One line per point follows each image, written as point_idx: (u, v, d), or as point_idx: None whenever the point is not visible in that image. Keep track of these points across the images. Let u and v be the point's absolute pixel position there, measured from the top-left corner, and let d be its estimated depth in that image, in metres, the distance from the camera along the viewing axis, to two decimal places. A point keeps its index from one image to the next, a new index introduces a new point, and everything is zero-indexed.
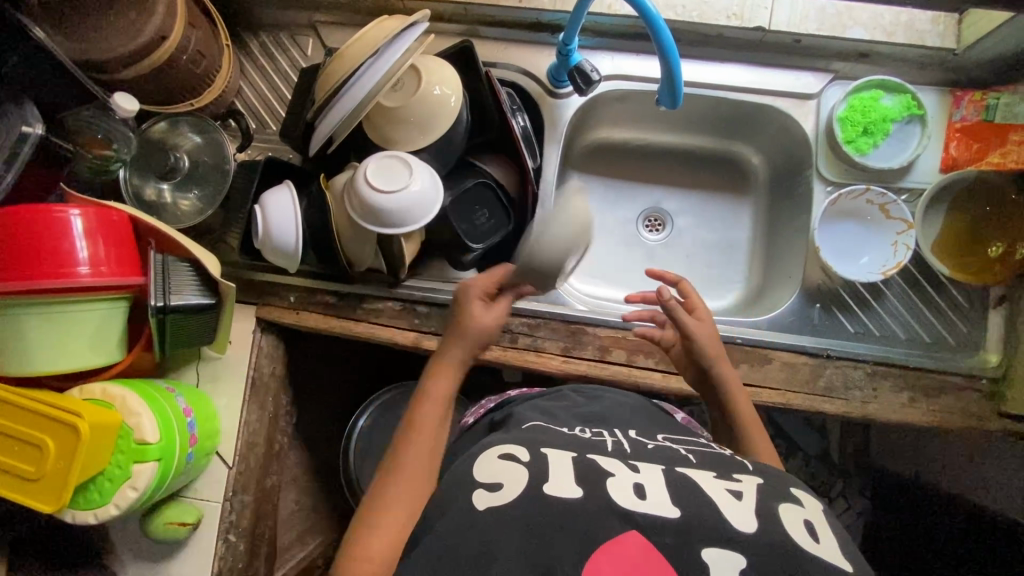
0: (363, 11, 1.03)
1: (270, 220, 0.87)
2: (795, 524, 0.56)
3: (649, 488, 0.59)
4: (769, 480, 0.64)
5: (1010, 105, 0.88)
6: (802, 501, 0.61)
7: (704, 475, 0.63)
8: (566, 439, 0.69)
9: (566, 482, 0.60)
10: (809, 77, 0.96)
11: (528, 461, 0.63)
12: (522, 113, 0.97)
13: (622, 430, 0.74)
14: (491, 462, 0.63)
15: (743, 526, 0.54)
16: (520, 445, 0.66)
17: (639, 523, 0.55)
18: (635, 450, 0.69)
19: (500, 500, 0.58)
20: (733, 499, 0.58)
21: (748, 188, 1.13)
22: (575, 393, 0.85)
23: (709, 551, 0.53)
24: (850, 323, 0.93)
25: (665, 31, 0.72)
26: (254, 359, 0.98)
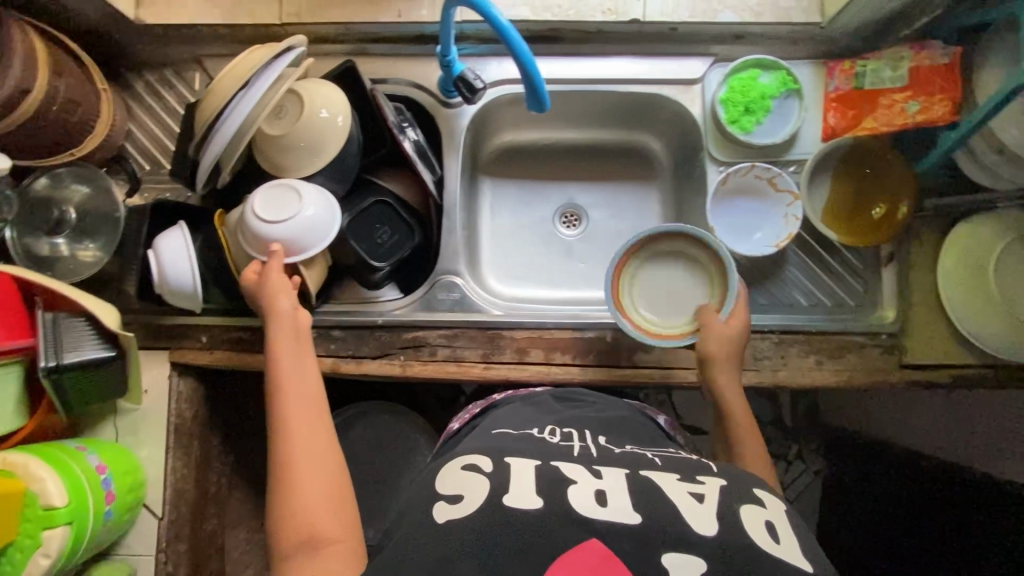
0: (245, 40, 1.01)
1: (163, 264, 0.86)
2: (755, 526, 0.56)
3: (611, 494, 0.58)
4: (731, 480, 0.63)
5: (877, 71, 0.91)
6: (765, 503, 0.60)
7: (666, 477, 0.62)
8: (536, 447, 0.69)
9: (527, 490, 0.59)
10: (692, 63, 0.98)
11: (490, 471, 0.62)
12: (413, 127, 0.97)
13: (592, 434, 0.74)
14: (455, 476, 0.63)
15: (702, 530, 0.54)
16: (483, 455, 0.67)
17: (598, 531, 0.54)
18: (600, 454, 0.69)
19: (457, 511, 0.58)
20: (694, 502, 0.57)
21: (654, 175, 1.15)
22: (553, 398, 0.86)
23: (666, 557, 0.52)
24: (755, 296, 0.97)
25: (517, 40, 0.72)
26: (173, 404, 0.96)
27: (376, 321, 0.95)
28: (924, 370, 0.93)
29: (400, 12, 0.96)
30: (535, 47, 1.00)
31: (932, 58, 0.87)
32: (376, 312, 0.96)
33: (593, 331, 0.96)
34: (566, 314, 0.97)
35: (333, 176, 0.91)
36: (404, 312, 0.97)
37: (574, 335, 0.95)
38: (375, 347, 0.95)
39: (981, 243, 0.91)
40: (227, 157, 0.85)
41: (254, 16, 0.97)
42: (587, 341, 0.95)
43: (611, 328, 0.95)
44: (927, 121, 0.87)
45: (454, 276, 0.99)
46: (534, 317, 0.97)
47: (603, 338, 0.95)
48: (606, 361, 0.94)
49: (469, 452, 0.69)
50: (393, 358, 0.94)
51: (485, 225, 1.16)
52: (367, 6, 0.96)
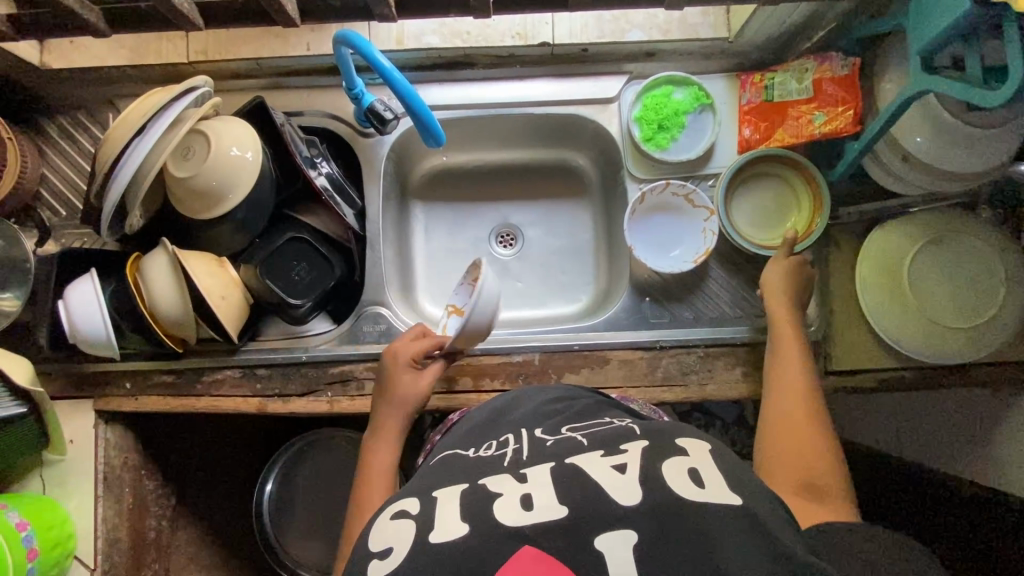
0: (158, 79, 1.00)
1: (73, 316, 0.85)
2: (679, 478, 0.54)
3: (536, 493, 0.54)
4: (653, 439, 0.60)
5: (783, 83, 0.92)
6: (688, 449, 0.58)
7: (591, 457, 0.58)
8: (463, 468, 0.62)
9: (451, 520, 0.54)
10: (607, 82, 0.99)
11: (417, 512, 0.56)
12: (327, 160, 0.97)
13: (527, 431, 0.67)
14: (384, 528, 0.57)
15: (625, 500, 0.52)
16: (411, 496, 0.60)
17: (529, 534, 0.51)
18: (532, 454, 0.62)
19: (387, 567, 0.52)
20: (617, 475, 0.54)
21: (585, 191, 1.15)
22: (500, 398, 0.79)
23: (601, 539, 0.50)
24: (681, 310, 0.97)
25: (399, 79, 0.73)
26: (100, 452, 0.95)
27: (302, 358, 0.95)
28: (850, 376, 0.93)
29: (309, 44, 0.96)
30: (449, 72, 1.00)
31: (834, 70, 0.88)
32: (303, 349, 0.96)
33: (522, 355, 0.95)
34: (494, 339, 0.97)
35: (249, 214, 0.91)
36: (331, 346, 0.96)
37: (503, 360, 0.95)
38: (302, 383, 0.94)
39: (897, 246, 0.92)
40: (132, 201, 0.84)
41: (163, 56, 0.97)
42: (515, 365, 0.95)
43: (539, 351, 0.95)
44: (833, 132, 0.88)
45: (381, 306, 0.98)
46: None
47: (531, 362, 0.95)
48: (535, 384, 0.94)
49: (401, 491, 0.62)
50: (321, 395, 0.94)
51: (420, 250, 1.16)
52: (276, 41, 0.96)
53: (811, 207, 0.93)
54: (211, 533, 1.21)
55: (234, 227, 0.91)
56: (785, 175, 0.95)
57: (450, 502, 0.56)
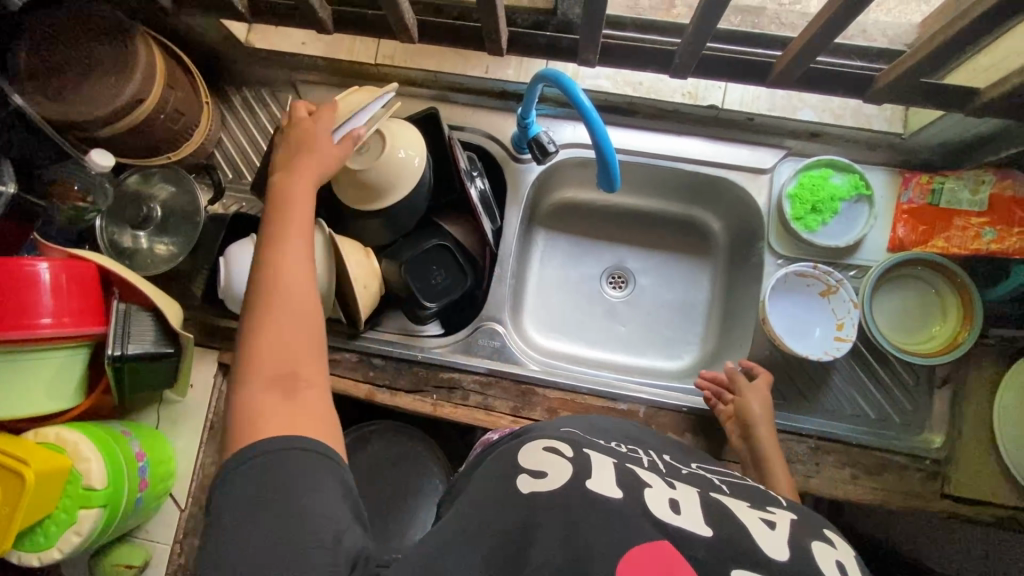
0: (340, 73, 1.08)
1: (230, 274, 0.91)
2: (826, 560, 0.49)
3: (685, 504, 0.54)
4: (802, 517, 0.57)
5: (954, 191, 0.90)
6: (836, 544, 0.53)
7: (739, 504, 0.57)
8: (604, 448, 0.65)
9: (607, 482, 0.55)
10: (764, 153, 0.99)
11: (572, 456, 0.59)
12: (481, 177, 1.02)
13: (658, 454, 0.71)
14: (538, 454, 0.60)
15: (775, 553, 0.48)
16: (565, 442, 0.63)
17: (670, 534, 0.49)
18: (668, 470, 0.65)
19: (543, 485, 0.54)
20: (767, 529, 0.52)
21: (708, 252, 1.15)
22: (613, 423, 0.82)
23: (739, 573, 0.46)
24: (800, 397, 0.94)
25: (598, 121, 0.76)
26: (213, 402, 1.01)
27: (416, 357, 0.98)
28: (967, 504, 0.88)
29: (487, 67, 1.02)
30: (610, 116, 1.02)
31: (1015, 187, 0.87)
32: (419, 348, 0.99)
33: (627, 403, 0.95)
34: (601, 380, 0.98)
35: (402, 213, 0.95)
36: (445, 351, 0.99)
37: (606, 404, 0.95)
38: (411, 381, 0.97)
39: None
40: None
41: (353, 54, 1.04)
42: (618, 413, 0.95)
43: (645, 403, 0.95)
44: (1000, 251, 0.86)
45: (496, 323, 1.01)
46: (569, 378, 0.97)
47: (635, 412, 0.94)
48: None
49: (547, 437, 0.66)
50: (426, 396, 0.97)
51: (533, 274, 1.18)
52: (459, 59, 1.02)
53: (958, 300, 0.90)
54: None
55: (385, 221, 0.96)
56: (935, 283, 0.92)
57: (606, 468, 0.58)
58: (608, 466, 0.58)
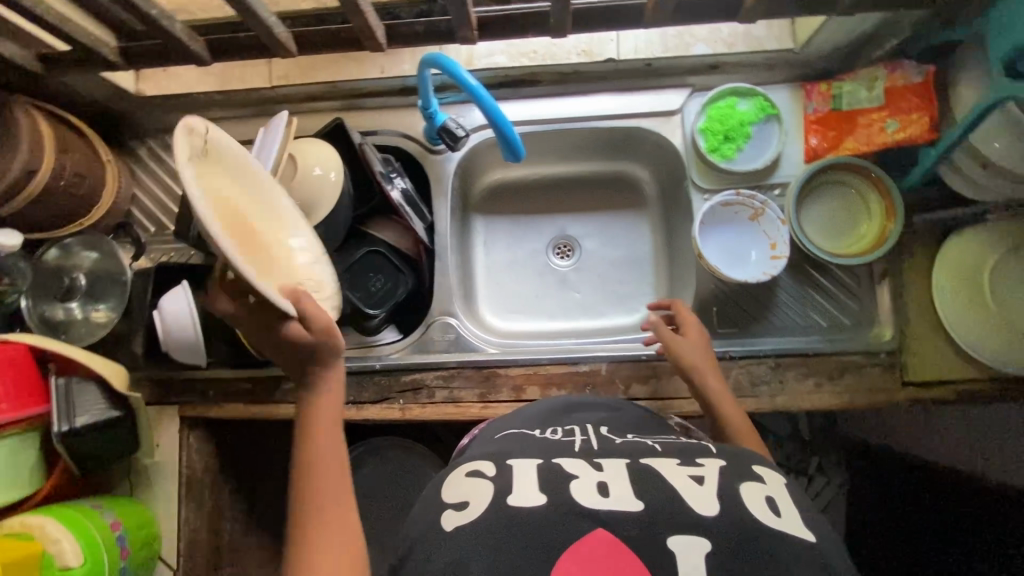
0: (241, 103, 1.06)
1: (166, 324, 0.90)
2: (758, 502, 0.54)
3: (613, 484, 0.57)
4: (731, 460, 0.61)
5: (853, 92, 0.92)
6: (765, 479, 0.59)
7: (667, 462, 0.60)
8: (534, 446, 0.68)
9: (530, 491, 0.57)
10: (670, 95, 1.00)
11: (494, 475, 0.60)
12: (401, 176, 1.00)
13: (593, 427, 0.74)
14: (460, 481, 0.61)
15: (703, 511, 0.52)
16: (489, 460, 0.64)
17: (605, 520, 0.52)
18: (602, 446, 0.67)
19: (467, 516, 0.55)
20: (694, 484, 0.56)
21: (644, 203, 1.17)
22: (563, 404, 0.83)
23: (673, 540, 0.50)
24: (746, 320, 0.97)
25: (487, 97, 0.77)
26: (184, 457, 0.99)
27: (375, 366, 0.97)
28: (928, 386, 0.90)
29: (383, 67, 1.01)
30: (515, 91, 1.03)
31: (906, 77, 0.88)
32: (375, 357, 0.98)
33: (588, 364, 0.96)
34: (560, 348, 0.98)
35: (330, 229, 0.95)
36: (403, 354, 0.99)
37: (568, 369, 0.96)
38: (375, 391, 0.97)
39: (978, 253, 0.90)
40: None
41: (246, 80, 1.03)
42: (581, 375, 0.95)
43: (606, 361, 0.96)
44: (907, 139, 0.88)
45: (449, 317, 1.01)
46: (529, 353, 0.98)
47: (598, 372, 0.95)
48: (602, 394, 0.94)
49: (474, 456, 0.67)
50: (393, 403, 0.96)
51: (480, 261, 1.18)
52: (352, 64, 1.01)
53: (879, 196, 0.92)
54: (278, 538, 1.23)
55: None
56: (857, 184, 0.94)
57: (526, 473, 0.60)
58: (531, 468, 0.60)
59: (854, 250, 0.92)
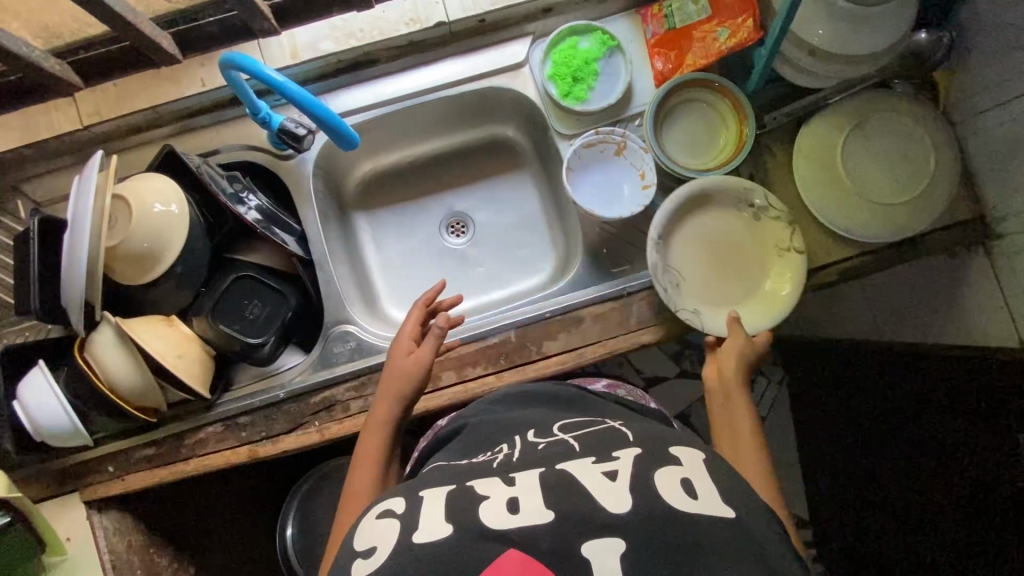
0: (59, 152, 0.96)
1: (31, 413, 0.82)
2: (669, 485, 0.55)
3: (523, 497, 0.56)
4: (648, 447, 0.62)
5: (681, 8, 0.93)
6: (683, 460, 0.60)
7: (583, 463, 0.60)
8: (452, 472, 0.64)
9: (435, 522, 0.55)
10: (512, 47, 0.98)
11: (401, 512, 0.58)
12: (253, 193, 0.93)
13: (520, 438, 0.69)
14: (371, 526, 0.59)
15: (616, 509, 0.53)
16: (398, 496, 0.61)
17: (513, 539, 0.52)
18: (522, 458, 0.64)
19: (368, 567, 0.54)
20: (606, 481, 0.56)
21: (522, 161, 1.15)
22: (497, 401, 0.81)
23: (586, 545, 0.51)
24: (637, 254, 0.97)
25: (293, 87, 0.72)
26: (101, 543, 0.92)
27: (280, 395, 0.93)
28: (814, 274, 0.93)
29: (204, 80, 0.93)
30: (354, 75, 0.97)
31: None
32: (278, 386, 0.94)
33: (496, 335, 0.95)
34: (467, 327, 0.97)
35: (192, 266, 0.88)
36: (306, 376, 0.94)
37: (478, 346, 0.95)
38: (288, 420, 0.92)
39: (825, 139, 0.93)
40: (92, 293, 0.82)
41: (54, 126, 0.93)
42: (492, 347, 0.94)
43: (513, 327, 0.95)
44: (737, 45, 0.89)
45: (346, 324, 0.97)
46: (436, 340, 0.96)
47: (507, 339, 0.95)
48: (517, 361, 0.94)
49: (391, 493, 0.64)
50: (309, 426, 0.92)
51: (374, 259, 1.14)
52: (168, 83, 0.93)
53: (731, 104, 0.94)
54: None
55: (176, 282, 0.88)
56: (707, 98, 0.96)
57: (436, 504, 0.58)
58: (440, 496, 0.59)
59: (718, 163, 0.94)
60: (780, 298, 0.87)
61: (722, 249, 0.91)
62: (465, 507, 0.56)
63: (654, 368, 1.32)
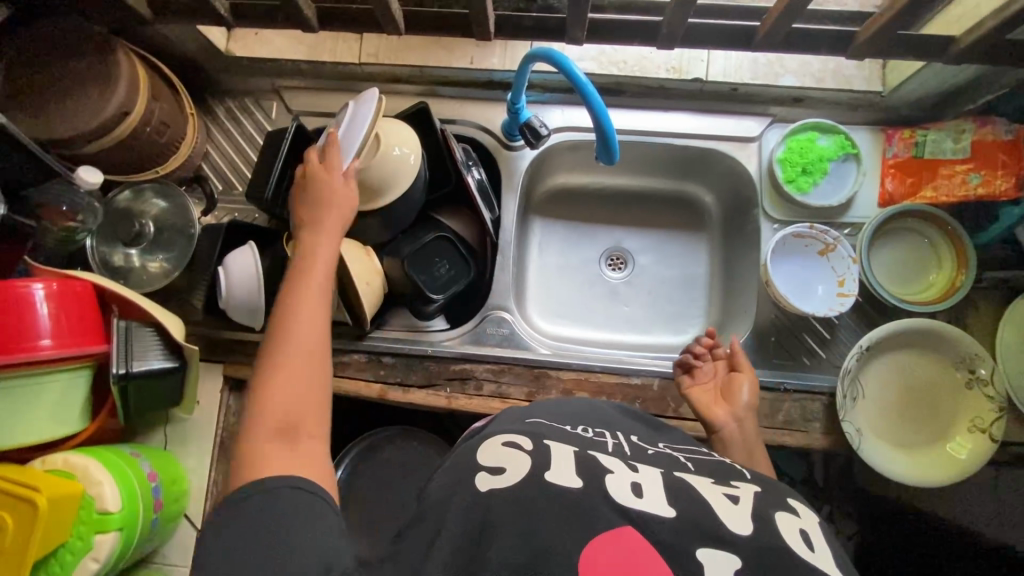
0: (325, 76, 1.08)
1: (231, 282, 0.91)
2: (790, 531, 0.52)
3: (646, 486, 0.56)
4: (765, 489, 0.60)
5: (938, 142, 0.93)
6: (798, 511, 0.57)
7: (702, 480, 0.59)
8: (567, 435, 0.66)
9: (567, 470, 0.56)
10: (750, 122, 1.01)
11: (531, 450, 0.59)
12: (477, 167, 1.02)
13: (624, 433, 0.71)
14: (496, 449, 0.60)
15: (737, 529, 0.51)
16: (525, 435, 0.63)
17: (634, 518, 0.51)
18: (634, 453, 0.66)
19: (500, 483, 0.55)
20: (729, 503, 0.55)
21: (704, 226, 1.17)
22: (595, 404, 0.79)
23: (703, 551, 0.49)
24: (803, 347, 0.96)
25: (595, 94, 0.76)
26: (221, 419, 0.98)
27: (427, 351, 0.97)
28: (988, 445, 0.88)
29: (472, 58, 1.02)
30: None
31: (995, 133, 0.89)
32: (428, 343, 0.99)
33: (640, 377, 0.95)
34: (612, 358, 0.98)
35: (397, 214, 0.95)
36: (455, 343, 0.99)
37: (619, 380, 0.95)
38: (423, 376, 0.96)
39: None
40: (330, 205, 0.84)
41: (336, 54, 1.05)
42: (632, 387, 0.95)
43: (658, 376, 0.95)
44: (988, 194, 0.89)
45: (504, 311, 1.01)
46: (581, 359, 0.97)
47: (649, 386, 0.95)
48: (651, 409, 0.93)
49: (505, 431, 0.66)
50: (440, 389, 0.96)
51: (533, 263, 1.17)
52: (441, 51, 1.03)
53: (953, 250, 0.92)
54: None
55: (381, 222, 0.95)
56: (929, 235, 0.94)
57: (566, 459, 0.58)
58: (569, 455, 0.60)
59: (920, 300, 0.92)
60: (950, 464, 0.86)
61: (916, 391, 0.91)
62: None
63: None
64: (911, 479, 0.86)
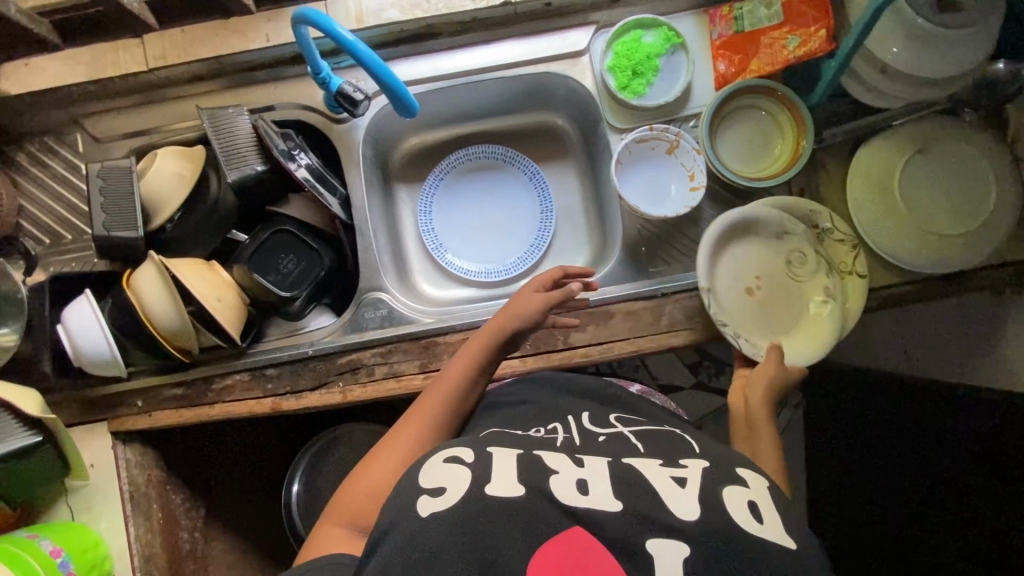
0: (121, 91, 0.98)
1: (74, 336, 0.86)
2: (738, 506, 0.55)
3: (592, 482, 0.57)
4: (715, 462, 0.62)
5: (752, 12, 0.91)
6: (748, 481, 0.59)
7: (650, 462, 0.62)
8: (514, 437, 0.68)
9: (508, 481, 0.58)
10: (574, 35, 0.97)
11: (472, 461, 0.61)
12: (305, 152, 0.95)
13: (575, 421, 0.73)
14: (438, 467, 0.60)
15: (683, 515, 0.53)
16: (464, 445, 0.64)
17: (580, 517, 0.54)
18: (585, 441, 0.68)
19: (440, 503, 0.56)
20: (675, 486, 0.57)
21: (567, 151, 1.14)
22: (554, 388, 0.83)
23: (651, 542, 0.51)
24: (676, 251, 0.96)
25: (363, 49, 0.78)
26: (123, 474, 0.95)
27: (307, 352, 0.94)
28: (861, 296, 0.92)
29: (268, 36, 0.94)
30: (415, 46, 0.98)
31: None
32: (307, 344, 0.95)
33: None
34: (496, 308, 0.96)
35: (212, 214, 0.94)
36: (336, 337, 0.96)
37: None
38: (313, 378, 0.94)
39: (884, 161, 0.90)
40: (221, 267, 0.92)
41: (120, 66, 0.94)
42: None
43: None
44: (806, 54, 0.88)
45: (379, 291, 0.98)
46: (463, 318, 0.96)
47: None
48: (541, 348, 0.92)
49: (449, 442, 0.67)
50: (333, 386, 0.93)
51: (410, 231, 1.14)
52: (232, 36, 0.94)
53: (791, 120, 0.92)
54: (249, 538, 1.19)
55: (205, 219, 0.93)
56: (765, 107, 0.94)
57: (506, 462, 0.61)
58: (511, 456, 0.62)
59: (762, 174, 0.93)
60: (835, 326, 0.89)
61: None
62: (482, 479, 0.58)
63: (669, 374, 1.37)
64: (805, 351, 0.88)
